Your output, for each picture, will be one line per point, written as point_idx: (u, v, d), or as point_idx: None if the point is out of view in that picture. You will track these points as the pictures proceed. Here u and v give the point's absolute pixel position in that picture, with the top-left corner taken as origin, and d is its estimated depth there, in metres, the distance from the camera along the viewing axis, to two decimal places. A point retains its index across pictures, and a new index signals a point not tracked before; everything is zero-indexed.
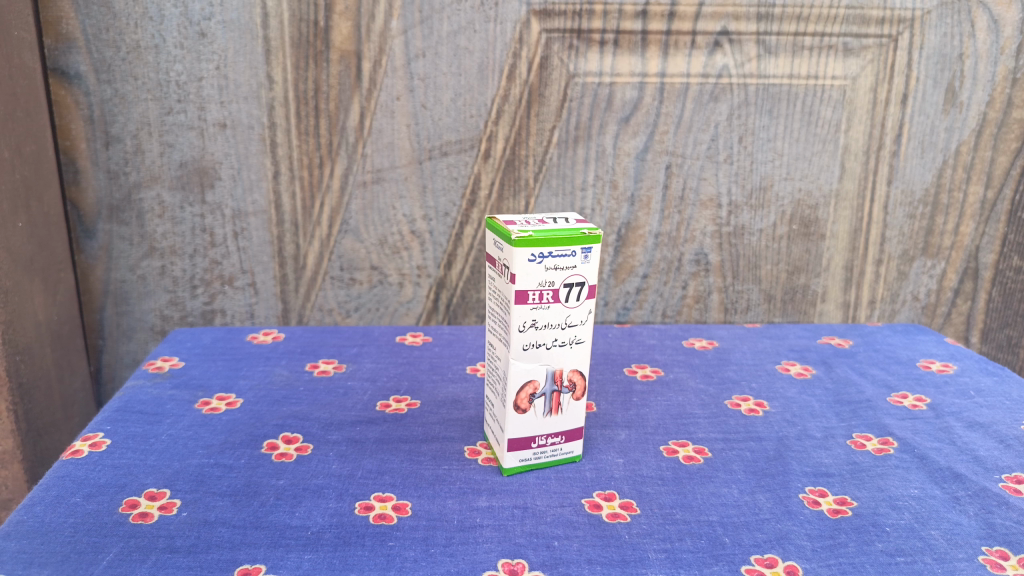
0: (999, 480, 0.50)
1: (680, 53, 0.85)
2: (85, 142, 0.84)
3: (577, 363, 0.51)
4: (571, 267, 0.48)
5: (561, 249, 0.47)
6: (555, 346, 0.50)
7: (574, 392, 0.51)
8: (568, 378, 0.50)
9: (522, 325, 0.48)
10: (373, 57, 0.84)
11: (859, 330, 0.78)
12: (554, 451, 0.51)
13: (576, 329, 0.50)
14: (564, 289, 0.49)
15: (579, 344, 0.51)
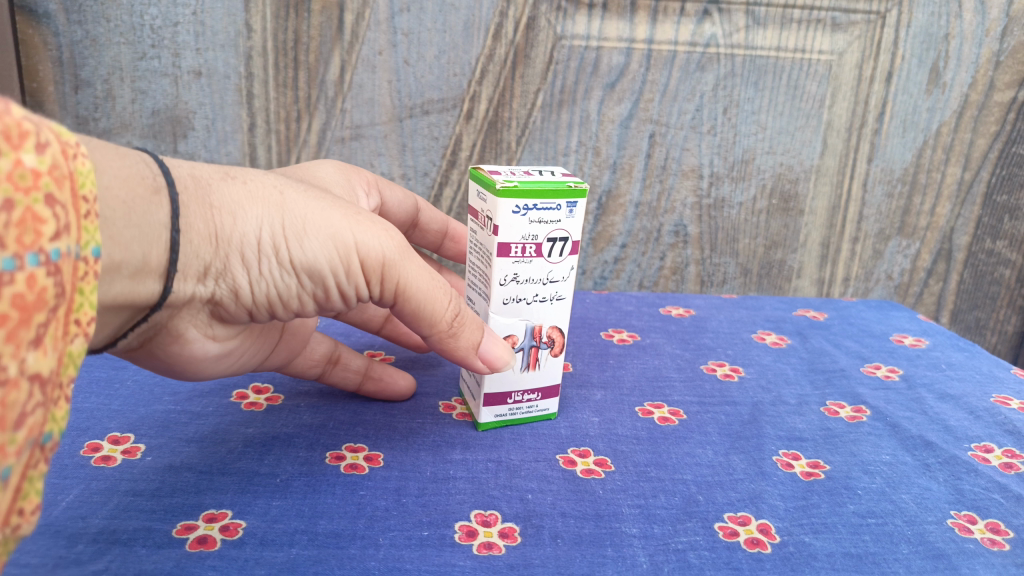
0: (968, 448, 0.50)
1: (669, 20, 0.84)
2: (53, 85, 0.81)
3: (557, 320, 0.51)
4: (556, 221, 0.47)
5: (547, 202, 0.46)
6: (536, 302, 0.49)
7: (552, 349, 0.51)
8: (547, 334, 0.50)
9: (503, 279, 0.47)
10: (356, 10, 0.82)
11: (834, 304, 0.78)
12: (530, 407, 0.51)
13: (558, 285, 0.49)
14: (548, 244, 0.48)
15: (560, 300, 0.50)
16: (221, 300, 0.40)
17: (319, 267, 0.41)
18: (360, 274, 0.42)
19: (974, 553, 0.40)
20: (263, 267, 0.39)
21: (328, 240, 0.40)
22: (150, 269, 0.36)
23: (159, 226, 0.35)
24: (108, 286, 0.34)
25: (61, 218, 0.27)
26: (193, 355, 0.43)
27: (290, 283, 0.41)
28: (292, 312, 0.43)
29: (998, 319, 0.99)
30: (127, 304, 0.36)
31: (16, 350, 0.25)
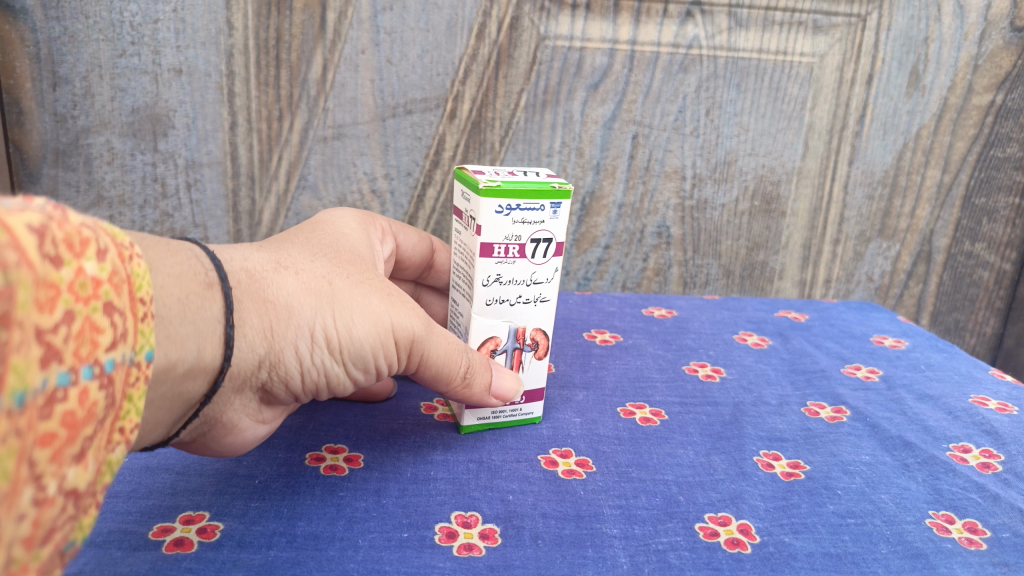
0: (947, 448, 0.50)
1: (652, 22, 0.84)
2: (30, 81, 0.80)
3: (540, 322, 0.50)
4: (539, 222, 0.47)
5: (530, 202, 0.46)
6: (519, 303, 0.49)
7: (536, 351, 0.51)
8: (530, 336, 0.50)
9: (486, 280, 0.47)
10: (338, 8, 0.81)
11: (815, 305, 0.79)
12: (513, 411, 0.50)
13: (541, 287, 0.49)
14: (531, 245, 0.47)
15: (544, 302, 0.50)
16: (270, 389, 0.41)
17: (363, 352, 0.42)
18: (397, 352, 0.43)
19: (952, 552, 0.40)
20: (313, 355, 0.41)
21: (372, 324, 0.42)
22: (205, 365, 0.36)
23: (212, 320, 0.36)
24: (166, 384, 0.34)
25: (117, 326, 0.28)
26: (243, 443, 0.42)
27: (335, 371, 0.42)
28: (335, 395, 0.44)
29: (976, 321, 1.00)
30: (182, 403, 0.37)
31: (59, 467, 0.25)
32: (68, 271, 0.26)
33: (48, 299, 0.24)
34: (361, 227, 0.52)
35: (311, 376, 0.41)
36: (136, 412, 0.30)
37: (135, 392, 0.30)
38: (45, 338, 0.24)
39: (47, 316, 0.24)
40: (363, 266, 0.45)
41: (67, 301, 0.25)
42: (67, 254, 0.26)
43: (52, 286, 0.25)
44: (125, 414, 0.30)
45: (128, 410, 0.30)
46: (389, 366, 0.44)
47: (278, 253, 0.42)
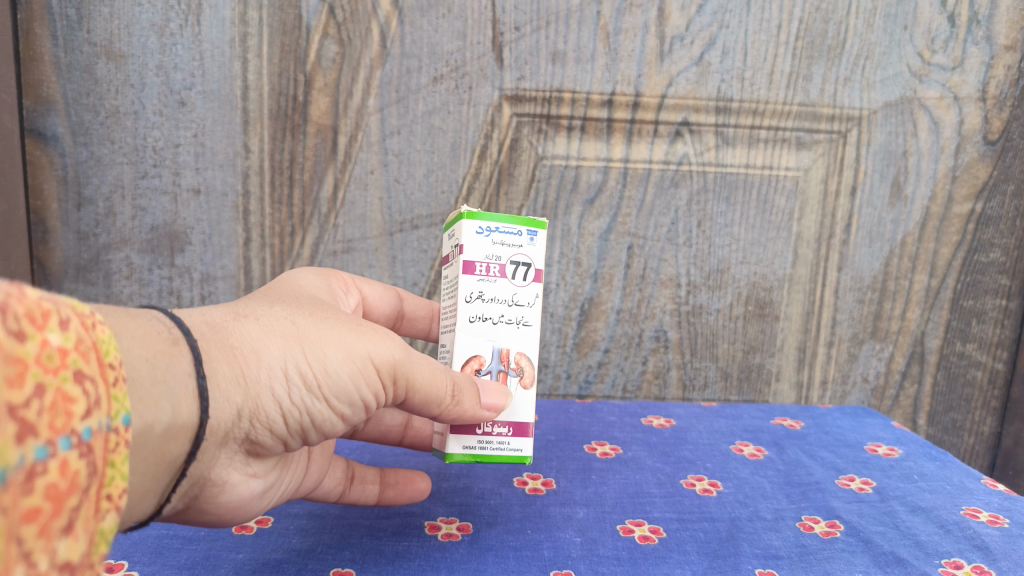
0: (939, 565, 0.51)
1: (644, 140, 0.90)
2: (57, 202, 0.85)
3: (524, 348, 0.53)
4: (518, 245, 0.53)
5: (508, 227, 0.52)
6: (501, 323, 0.52)
7: (522, 378, 0.52)
8: (515, 361, 0.52)
9: (468, 296, 0.51)
10: (350, 132, 0.87)
11: (810, 412, 0.81)
12: (500, 444, 0.52)
13: (523, 310, 0.53)
14: (511, 266, 0.52)
15: (527, 327, 0.53)
16: (253, 439, 0.42)
17: (342, 383, 0.43)
18: (378, 379, 0.44)
19: None
20: (290, 395, 0.41)
21: (344, 354, 0.43)
22: (184, 424, 0.37)
23: (184, 375, 0.37)
24: (147, 447, 0.35)
25: (89, 393, 0.28)
26: (235, 500, 0.43)
27: (320, 408, 0.43)
28: (321, 436, 0.45)
29: (974, 420, 1.01)
30: (169, 466, 0.37)
31: (48, 543, 0.25)
32: (33, 344, 0.26)
33: (16, 375, 0.24)
34: (317, 282, 0.54)
35: (292, 417, 0.42)
36: (121, 476, 0.30)
37: (118, 458, 0.30)
38: (19, 415, 0.24)
39: (16, 393, 0.24)
40: (324, 307, 0.47)
41: (35, 374, 0.25)
42: (29, 327, 0.26)
43: (19, 361, 0.25)
44: (111, 480, 0.30)
45: (113, 475, 0.30)
46: (370, 398, 0.45)
47: (236, 306, 0.43)
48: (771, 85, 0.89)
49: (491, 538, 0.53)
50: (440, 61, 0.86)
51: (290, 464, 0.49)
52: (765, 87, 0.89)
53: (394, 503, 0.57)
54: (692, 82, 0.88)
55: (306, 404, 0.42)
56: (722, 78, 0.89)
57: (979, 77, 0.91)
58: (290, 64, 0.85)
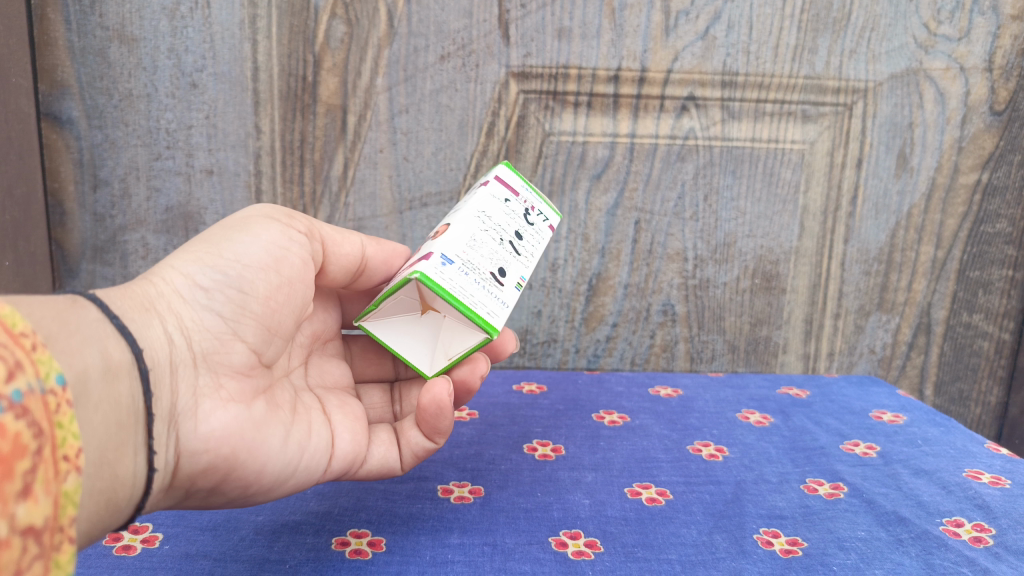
0: (940, 523, 0.53)
1: (650, 116, 0.90)
2: (73, 184, 0.86)
3: (449, 219, 0.61)
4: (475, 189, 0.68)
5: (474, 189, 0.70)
6: (443, 222, 0.64)
7: (443, 232, 0.59)
8: (438, 231, 0.60)
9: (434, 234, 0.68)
10: (358, 112, 0.88)
11: (816, 381, 0.82)
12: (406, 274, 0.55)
13: (463, 205, 0.64)
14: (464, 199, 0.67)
15: (460, 211, 0.62)
16: (200, 350, 0.49)
17: (232, 241, 0.50)
18: (271, 231, 0.52)
19: None
20: (198, 279, 0.49)
21: (220, 230, 0.51)
22: (119, 364, 0.42)
23: (95, 322, 0.42)
24: (95, 392, 0.40)
25: (9, 359, 0.33)
26: (219, 426, 0.47)
27: (239, 271, 0.50)
28: (264, 301, 0.51)
29: (980, 390, 1.02)
30: (132, 410, 0.42)
31: (4, 508, 0.31)
32: None
33: None
34: None
35: (213, 293, 0.49)
36: (72, 433, 0.36)
37: (65, 418, 0.36)
38: None
39: None
40: None
41: None
42: None
43: None
44: (64, 441, 0.35)
45: (64, 436, 0.36)
46: (279, 243, 0.52)
47: None
48: (776, 58, 0.90)
49: (502, 500, 0.55)
50: (447, 40, 0.87)
51: (298, 418, 0.53)
52: (771, 60, 0.89)
53: (439, 428, 0.54)
54: (697, 57, 0.89)
55: (218, 278, 0.49)
56: (727, 52, 0.89)
57: (985, 48, 0.91)
58: (299, 45, 0.86)
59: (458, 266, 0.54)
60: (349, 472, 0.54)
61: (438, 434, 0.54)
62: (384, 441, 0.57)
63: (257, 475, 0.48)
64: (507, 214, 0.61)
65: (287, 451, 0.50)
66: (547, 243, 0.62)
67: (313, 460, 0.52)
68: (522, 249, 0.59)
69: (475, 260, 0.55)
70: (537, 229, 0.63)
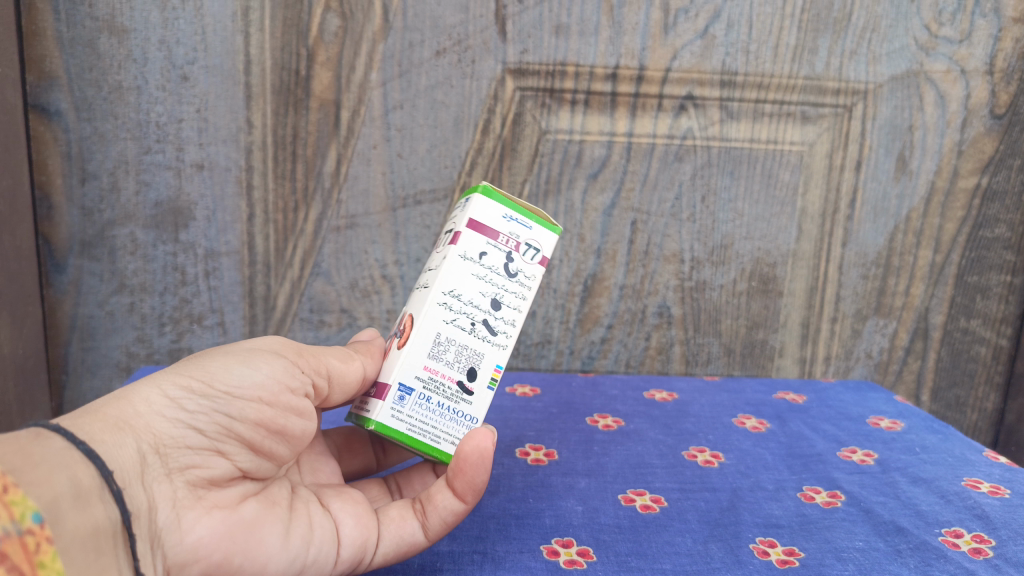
0: (939, 534, 0.52)
1: (648, 115, 0.89)
2: (61, 177, 0.84)
3: (414, 308, 0.54)
4: (457, 215, 0.56)
5: (461, 204, 0.58)
6: (421, 282, 0.56)
7: (401, 338, 0.53)
8: (403, 324, 0.53)
9: (426, 273, 0.59)
10: (352, 107, 0.87)
11: (813, 386, 0.81)
12: (364, 402, 0.52)
13: (433, 266, 0.55)
14: (444, 235, 0.57)
15: (426, 287, 0.54)
16: (179, 466, 0.43)
17: (226, 367, 0.45)
18: (273, 362, 0.47)
19: None
20: (182, 406, 0.43)
21: (219, 355, 0.46)
22: (90, 486, 0.38)
23: (62, 449, 0.38)
24: (72, 520, 0.37)
25: None
26: (207, 537, 0.42)
27: (229, 404, 0.44)
28: (254, 428, 0.45)
29: (977, 396, 1.01)
30: (112, 532, 0.39)
31: None
32: None
33: None
34: None
35: (197, 420, 0.44)
36: (56, 572, 0.35)
37: (48, 556, 0.35)
38: None
39: None
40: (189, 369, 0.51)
41: None
42: None
43: None
44: None
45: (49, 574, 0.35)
46: (277, 377, 0.47)
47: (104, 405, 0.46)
48: (776, 58, 0.88)
49: (493, 506, 0.54)
50: (442, 35, 0.86)
51: (298, 513, 0.47)
52: (770, 60, 0.88)
53: (477, 484, 0.47)
54: (696, 55, 0.88)
55: (205, 403, 0.44)
56: (726, 51, 0.88)
57: (986, 51, 0.90)
58: (293, 38, 0.84)
59: (417, 395, 0.50)
60: (364, 558, 0.47)
61: (473, 490, 0.47)
62: (398, 519, 0.48)
63: None
64: (481, 278, 0.53)
65: (289, 548, 0.45)
66: (534, 291, 0.54)
67: (320, 552, 0.46)
68: (498, 326, 0.53)
69: (438, 376, 0.51)
70: (523, 277, 0.54)
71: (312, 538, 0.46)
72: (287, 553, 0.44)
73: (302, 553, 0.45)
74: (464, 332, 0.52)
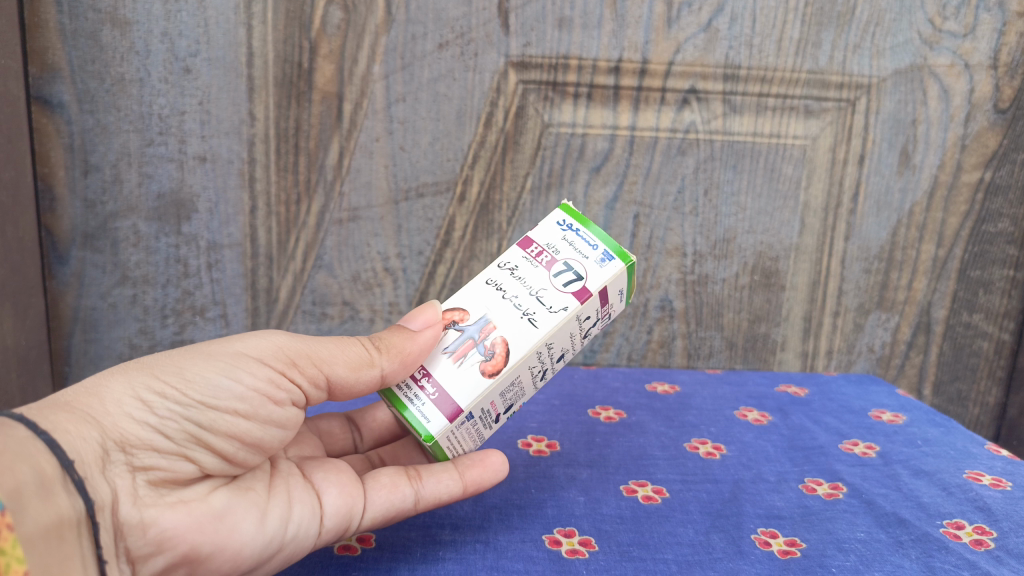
0: (941, 525, 0.52)
1: (651, 108, 0.89)
2: (64, 169, 0.85)
3: (507, 333, 0.50)
4: (582, 254, 0.53)
5: (589, 238, 0.54)
6: (511, 296, 0.52)
7: (489, 364, 0.50)
8: (494, 344, 0.50)
9: (503, 263, 0.54)
10: (355, 100, 0.87)
11: (815, 379, 0.81)
12: (418, 402, 0.49)
13: (541, 301, 0.51)
14: (558, 263, 0.53)
15: (527, 320, 0.51)
16: (145, 464, 0.43)
17: (203, 377, 0.45)
18: (258, 374, 0.46)
19: None
20: (152, 412, 0.43)
21: (201, 358, 0.45)
22: (52, 476, 0.38)
23: (25, 438, 0.38)
24: (32, 506, 0.36)
25: None
26: (175, 527, 0.42)
27: (200, 419, 0.44)
28: (224, 439, 0.45)
29: (979, 390, 1.01)
30: (76, 521, 0.39)
31: None
32: None
33: None
34: None
35: (166, 427, 0.43)
36: (17, 559, 0.34)
37: (9, 542, 0.34)
38: None
39: None
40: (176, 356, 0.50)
41: None
42: None
43: None
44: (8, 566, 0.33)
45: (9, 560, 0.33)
46: (259, 390, 0.46)
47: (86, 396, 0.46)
48: (779, 52, 0.88)
49: (495, 497, 0.54)
50: (445, 28, 0.85)
51: (277, 493, 0.47)
52: (774, 54, 0.88)
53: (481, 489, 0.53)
54: (700, 49, 0.88)
55: (175, 409, 0.44)
56: (729, 44, 0.88)
57: (991, 45, 0.90)
58: (295, 30, 0.84)
59: (471, 422, 0.50)
60: (353, 523, 0.48)
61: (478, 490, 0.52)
62: (388, 485, 0.49)
63: (232, 559, 0.43)
64: (571, 339, 0.53)
65: (265, 531, 0.44)
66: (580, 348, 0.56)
67: (302, 527, 0.46)
68: (548, 374, 0.54)
69: (493, 411, 0.51)
70: (588, 340, 0.55)
71: (290, 517, 0.46)
72: (263, 534, 0.44)
73: (279, 533, 0.45)
74: (530, 377, 0.52)
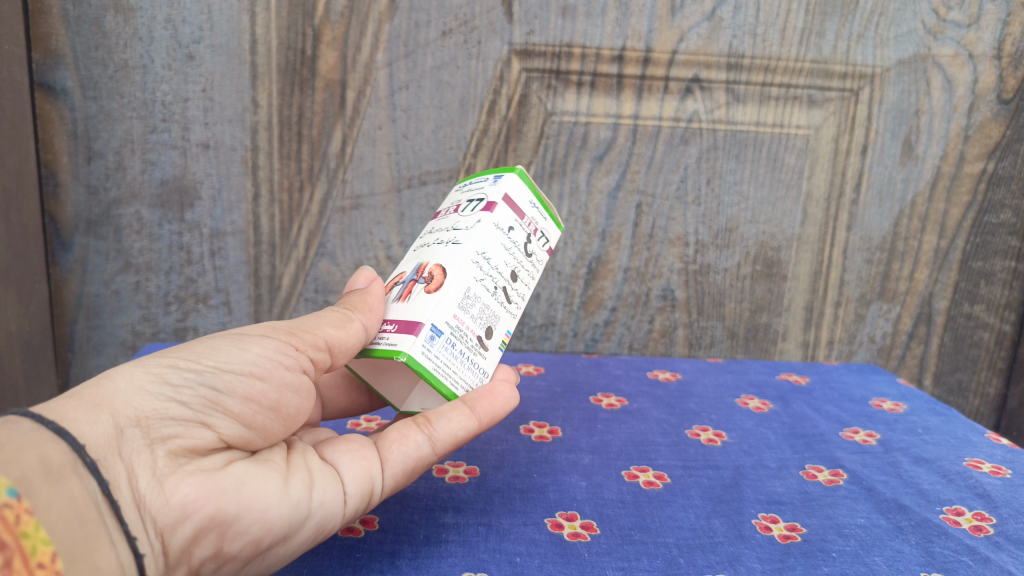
0: (940, 511, 0.52)
1: (654, 97, 0.89)
2: (67, 156, 0.85)
3: (439, 257, 0.51)
4: (480, 188, 0.56)
5: (481, 179, 0.58)
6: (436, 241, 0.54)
7: (429, 284, 0.50)
8: (428, 271, 0.51)
9: (424, 235, 0.57)
10: (358, 87, 0.87)
11: (816, 368, 0.81)
12: (383, 340, 0.49)
13: (457, 228, 0.53)
14: (465, 204, 0.56)
15: (453, 242, 0.52)
16: (162, 436, 0.40)
17: (213, 347, 0.44)
18: (264, 342, 0.45)
19: None
20: (165, 382, 0.41)
21: (203, 338, 0.44)
22: (63, 462, 0.37)
23: (29, 429, 0.36)
24: (44, 493, 0.35)
25: None
26: (197, 495, 0.39)
27: (218, 382, 0.43)
28: (242, 402, 0.43)
29: (979, 381, 1.02)
30: (93, 503, 0.37)
31: None
32: None
33: None
34: None
35: (183, 393, 0.41)
36: (42, 541, 0.34)
37: (31, 527, 0.34)
38: None
39: None
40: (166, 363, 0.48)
41: None
42: None
43: None
44: (36, 549, 0.34)
45: (36, 543, 0.34)
46: (269, 357, 0.45)
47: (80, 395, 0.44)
48: (783, 41, 0.88)
49: (497, 481, 0.54)
50: (449, 15, 0.85)
51: (297, 468, 0.45)
52: (777, 43, 0.88)
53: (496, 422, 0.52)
54: (703, 38, 0.87)
55: (192, 377, 0.42)
56: (733, 33, 0.88)
57: (994, 35, 0.90)
58: (299, 17, 0.84)
59: (446, 338, 0.48)
60: (374, 488, 0.47)
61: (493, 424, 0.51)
62: (399, 439, 0.48)
63: (263, 525, 0.41)
64: (507, 248, 0.53)
65: (291, 493, 0.42)
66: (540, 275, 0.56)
67: (326, 493, 0.44)
68: (513, 296, 0.53)
69: (465, 326, 0.49)
70: (535, 259, 0.55)
71: (314, 482, 0.44)
72: (290, 496, 0.42)
73: (305, 496, 0.43)
74: (489, 293, 0.51)
